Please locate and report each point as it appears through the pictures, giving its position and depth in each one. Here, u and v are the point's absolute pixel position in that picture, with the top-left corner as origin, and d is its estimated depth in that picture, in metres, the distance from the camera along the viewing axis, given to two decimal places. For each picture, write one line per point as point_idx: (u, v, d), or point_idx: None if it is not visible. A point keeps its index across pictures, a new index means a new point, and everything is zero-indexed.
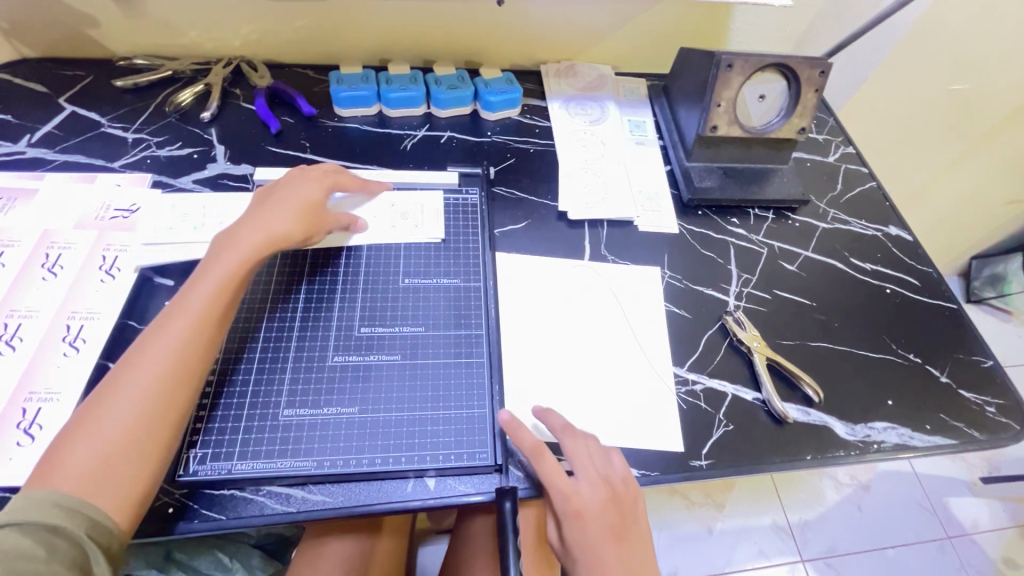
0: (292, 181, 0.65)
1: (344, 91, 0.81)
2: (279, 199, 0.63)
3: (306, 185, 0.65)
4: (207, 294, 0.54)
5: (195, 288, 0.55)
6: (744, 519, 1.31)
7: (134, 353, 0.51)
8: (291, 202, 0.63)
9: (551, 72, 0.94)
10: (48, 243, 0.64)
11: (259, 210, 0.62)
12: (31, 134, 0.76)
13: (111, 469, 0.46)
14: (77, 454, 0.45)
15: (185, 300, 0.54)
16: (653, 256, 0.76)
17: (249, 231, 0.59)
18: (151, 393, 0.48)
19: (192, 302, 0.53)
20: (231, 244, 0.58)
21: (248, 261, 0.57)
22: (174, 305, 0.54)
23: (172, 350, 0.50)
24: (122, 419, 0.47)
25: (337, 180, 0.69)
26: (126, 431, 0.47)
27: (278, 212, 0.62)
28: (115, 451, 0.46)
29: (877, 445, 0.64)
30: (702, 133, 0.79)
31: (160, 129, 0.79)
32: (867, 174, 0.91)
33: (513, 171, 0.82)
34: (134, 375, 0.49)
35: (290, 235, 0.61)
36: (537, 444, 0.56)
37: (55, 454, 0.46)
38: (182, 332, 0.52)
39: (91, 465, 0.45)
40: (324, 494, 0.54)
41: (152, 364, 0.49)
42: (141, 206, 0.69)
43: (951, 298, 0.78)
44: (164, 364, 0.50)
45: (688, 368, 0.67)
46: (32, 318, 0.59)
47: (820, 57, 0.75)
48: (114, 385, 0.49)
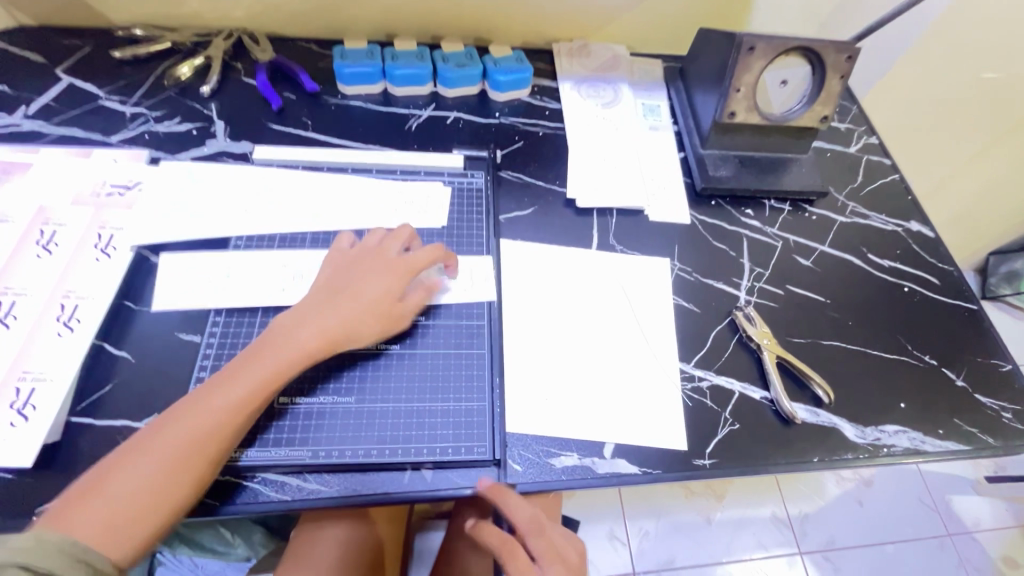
0: (378, 261, 0.60)
1: (347, 67, 0.78)
2: (364, 283, 0.58)
3: (388, 273, 0.59)
4: (265, 381, 0.52)
5: (254, 367, 0.52)
6: (743, 510, 1.31)
7: (180, 412, 0.50)
8: (371, 295, 0.58)
9: (564, 51, 0.90)
10: (43, 219, 0.63)
11: (337, 291, 0.58)
12: (27, 106, 0.74)
13: (125, 522, 0.45)
14: (98, 505, 0.45)
15: (242, 375, 0.52)
16: (662, 247, 0.74)
17: (327, 316, 0.56)
18: (178, 460, 0.47)
19: (246, 382, 0.51)
20: (302, 329, 0.55)
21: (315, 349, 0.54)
22: (231, 372, 0.52)
23: (211, 424, 0.49)
24: (148, 478, 0.46)
25: (419, 258, 0.62)
26: (148, 492, 0.46)
27: (360, 300, 0.57)
28: (131, 509, 0.45)
29: (886, 449, 0.63)
30: (719, 119, 0.76)
31: (159, 103, 0.77)
32: (889, 166, 0.87)
33: (521, 154, 0.80)
34: (174, 436, 0.48)
35: (362, 329, 0.57)
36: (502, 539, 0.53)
37: (78, 495, 0.45)
38: (226, 413, 0.50)
39: (107, 518, 0.45)
40: (319, 482, 0.53)
41: (188, 433, 0.48)
42: (138, 183, 0.68)
43: (971, 298, 0.75)
44: (199, 434, 0.49)
45: (695, 364, 0.65)
46: (26, 296, 0.58)
47: (847, 40, 0.71)
48: (155, 439, 0.48)
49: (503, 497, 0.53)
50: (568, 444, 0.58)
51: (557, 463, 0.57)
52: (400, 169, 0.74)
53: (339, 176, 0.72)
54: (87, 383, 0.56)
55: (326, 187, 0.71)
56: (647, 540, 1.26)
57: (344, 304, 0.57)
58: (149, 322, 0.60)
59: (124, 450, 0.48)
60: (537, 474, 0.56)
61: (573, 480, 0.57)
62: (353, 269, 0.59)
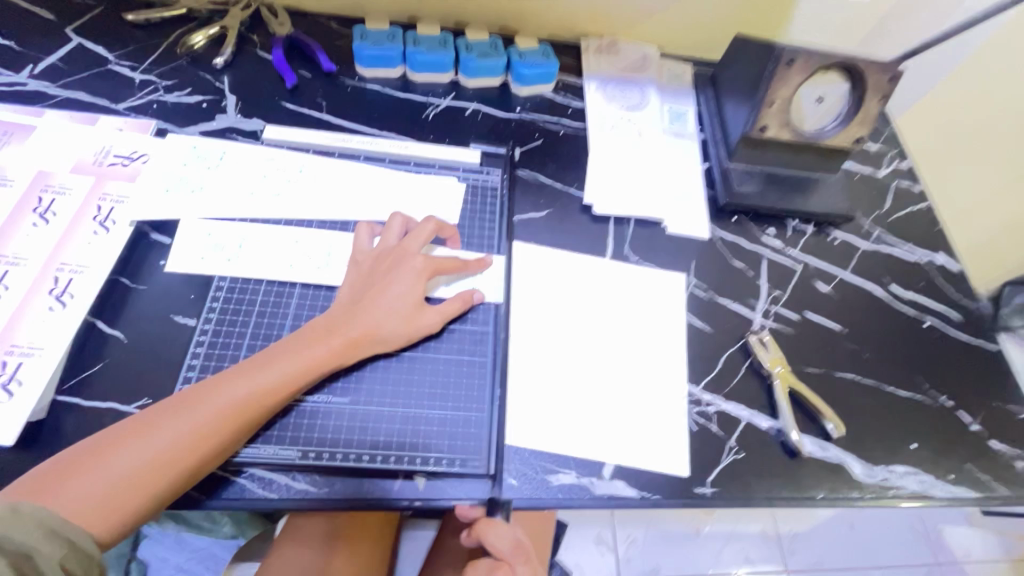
0: (404, 264, 0.58)
1: (367, 48, 0.75)
2: (389, 285, 0.57)
3: (415, 278, 0.58)
4: (280, 376, 0.51)
5: (268, 363, 0.51)
6: (733, 524, 1.29)
7: (189, 396, 0.48)
8: (397, 301, 0.56)
9: (592, 48, 0.87)
10: (42, 186, 0.61)
11: (364, 294, 0.57)
12: (33, 65, 0.71)
13: (116, 502, 0.43)
14: (89, 479, 0.43)
15: (256, 369, 0.50)
16: (679, 261, 0.71)
17: (351, 318, 0.55)
18: (180, 446, 0.46)
19: (260, 377, 0.50)
20: (323, 329, 0.54)
21: (335, 350, 0.53)
22: (246, 365, 0.51)
23: (219, 412, 0.48)
24: (145, 461, 0.45)
25: (441, 262, 0.60)
26: (145, 476, 0.44)
27: (386, 304, 0.56)
28: (121, 489, 0.44)
29: (894, 490, 0.61)
30: (748, 133, 0.73)
31: (170, 72, 0.74)
32: (919, 194, 0.84)
33: (540, 153, 0.77)
34: (180, 419, 0.47)
35: (386, 335, 0.56)
36: None
37: (69, 467, 0.44)
38: (236, 405, 0.48)
39: (95, 495, 0.43)
40: (308, 483, 0.52)
41: (194, 421, 0.47)
42: (142, 155, 0.65)
43: (993, 339, 0.72)
44: (205, 423, 0.47)
45: (703, 388, 0.63)
46: (20, 266, 0.56)
47: (892, 60, 0.67)
48: (158, 421, 0.46)
49: (488, 528, 0.53)
50: (566, 461, 0.56)
51: (554, 481, 0.55)
52: (414, 160, 0.71)
53: (350, 163, 0.69)
54: (77, 361, 0.54)
55: (336, 173, 0.68)
56: (634, 547, 1.25)
57: (372, 305, 0.56)
58: (143, 302, 0.58)
59: (121, 428, 0.46)
60: (531, 490, 0.55)
61: (570, 500, 0.55)
62: (380, 265, 0.58)
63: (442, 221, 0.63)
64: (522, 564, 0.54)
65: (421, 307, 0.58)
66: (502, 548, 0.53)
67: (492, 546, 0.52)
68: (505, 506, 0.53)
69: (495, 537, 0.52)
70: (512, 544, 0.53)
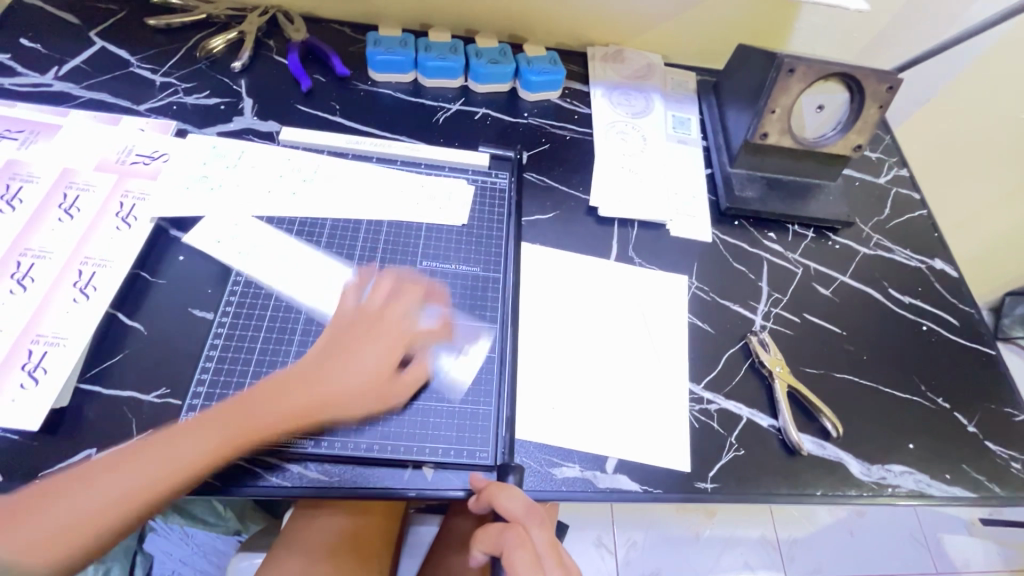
0: (381, 333, 0.57)
1: (380, 54, 0.78)
2: (364, 354, 0.56)
3: (386, 348, 0.56)
4: (239, 433, 0.50)
5: (228, 421, 0.50)
6: (733, 529, 1.30)
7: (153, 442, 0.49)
8: (366, 369, 0.55)
9: (598, 55, 0.89)
10: (67, 183, 0.63)
11: (333, 356, 0.55)
12: (58, 66, 0.73)
13: (65, 542, 0.44)
14: (42, 520, 0.44)
15: (216, 424, 0.50)
16: (682, 264, 0.73)
17: (315, 382, 0.54)
18: (137, 488, 0.46)
19: (221, 432, 0.50)
20: (285, 392, 0.53)
21: (293, 415, 0.52)
22: (209, 416, 0.51)
23: (173, 467, 0.48)
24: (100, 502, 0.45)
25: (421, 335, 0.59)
26: (97, 517, 0.45)
27: (356, 372, 0.55)
28: (68, 530, 0.44)
29: (891, 489, 0.62)
30: (750, 139, 0.75)
31: (189, 75, 0.76)
32: (918, 202, 0.86)
33: (547, 157, 0.79)
34: (137, 467, 0.47)
35: (349, 403, 0.54)
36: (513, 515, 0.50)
37: (27, 504, 0.45)
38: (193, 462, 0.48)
39: (45, 533, 0.44)
40: (320, 471, 0.54)
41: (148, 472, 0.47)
42: (163, 154, 0.67)
43: (990, 343, 0.74)
44: (162, 471, 0.47)
45: (704, 387, 0.65)
46: (46, 259, 0.58)
47: (890, 70, 0.69)
48: (120, 463, 0.47)
49: (499, 490, 0.51)
50: (570, 455, 0.58)
51: (558, 474, 0.57)
52: (424, 162, 0.74)
53: (364, 165, 0.71)
54: (99, 351, 0.56)
55: (349, 174, 0.70)
56: (635, 550, 1.26)
57: (341, 372, 0.54)
58: (163, 296, 0.60)
59: (85, 465, 0.47)
60: (537, 482, 0.56)
61: (574, 492, 0.56)
62: (357, 330, 0.57)
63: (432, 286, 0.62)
64: (540, 535, 0.50)
65: (393, 378, 0.56)
66: (516, 512, 0.50)
67: (505, 509, 0.50)
68: (517, 471, 0.54)
69: (507, 499, 0.50)
70: (528, 509, 0.50)
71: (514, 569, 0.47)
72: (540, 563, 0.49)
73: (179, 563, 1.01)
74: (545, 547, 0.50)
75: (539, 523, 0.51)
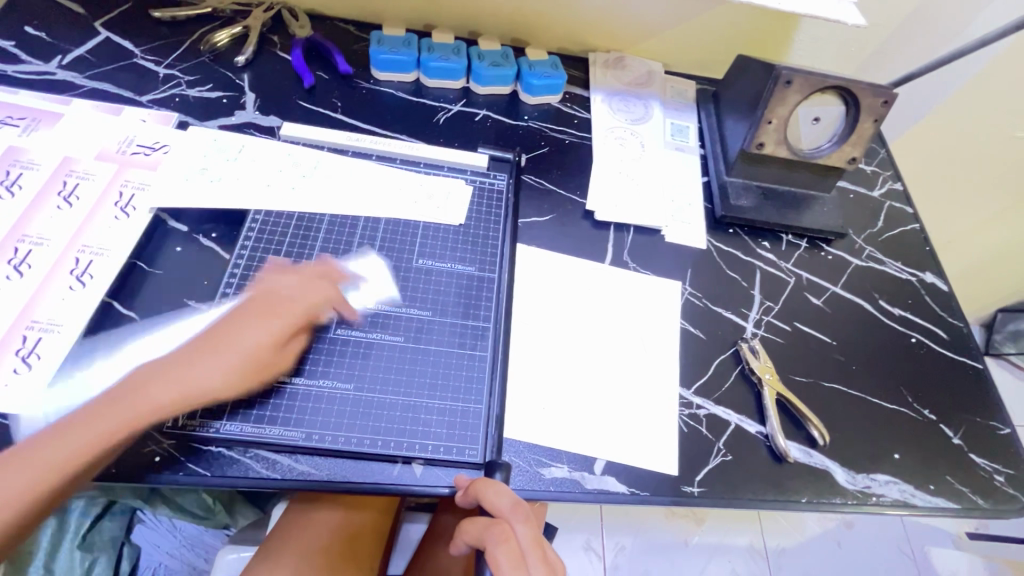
0: (275, 306, 0.57)
1: (383, 53, 0.79)
2: (259, 325, 0.55)
3: (277, 322, 0.56)
4: (124, 419, 0.48)
5: (106, 409, 0.48)
6: (721, 536, 1.31)
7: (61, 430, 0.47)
8: (249, 347, 0.54)
9: (599, 61, 0.90)
10: (67, 171, 0.63)
11: (217, 340, 0.54)
12: (62, 55, 0.74)
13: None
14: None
15: (104, 411, 0.48)
16: (675, 269, 0.74)
17: (195, 364, 0.52)
18: (43, 474, 0.45)
19: (111, 415, 0.48)
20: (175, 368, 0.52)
21: (179, 395, 0.51)
22: (82, 412, 0.48)
23: (62, 454, 0.46)
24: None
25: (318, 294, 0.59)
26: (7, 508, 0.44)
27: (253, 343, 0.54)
28: None
29: (875, 498, 0.63)
30: (747, 148, 0.76)
31: (193, 68, 0.77)
32: (911, 215, 0.87)
33: (545, 160, 0.79)
34: (20, 466, 0.45)
35: (232, 384, 0.53)
36: (499, 511, 0.50)
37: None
38: (81, 444, 0.47)
39: None
40: (309, 464, 0.54)
41: (35, 468, 0.45)
42: (163, 145, 0.68)
43: (977, 357, 0.75)
44: (58, 463, 0.46)
45: (694, 392, 0.65)
46: (44, 246, 0.58)
47: (885, 85, 0.70)
48: (12, 462, 0.45)
49: (485, 484, 0.51)
50: (559, 456, 0.58)
51: (547, 474, 0.57)
52: (424, 162, 0.74)
53: (363, 162, 0.72)
54: (93, 338, 0.56)
55: (348, 171, 0.71)
56: (623, 555, 1.26)
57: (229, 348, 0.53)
58: (159, 286, 0.60)
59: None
60: (526, 482, 0.57)
61: (561, 492, 0.57)
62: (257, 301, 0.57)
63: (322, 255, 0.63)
64: (525, 533, 0.50)
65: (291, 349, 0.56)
66: (501, 507, 0.50)
67: (490, 504, 0.50)
68: (504, 468, 0.54)
69: (493, 494, 0.50)
70: (513, 506, 0.50)
71: (494, 564, 0.48)
72: (525, 560, 0.49)
73: (167, 555, 1.01)
74: (529, 544, 0.50)
75: (524, 521, 0.50)
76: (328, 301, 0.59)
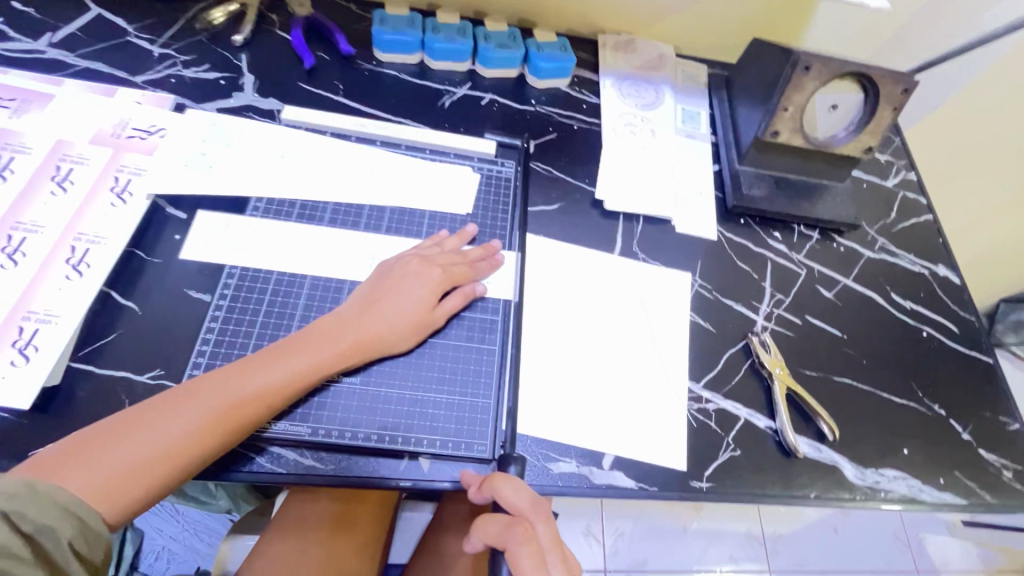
0: (417, 275, 0.59)
1: (386, 33, 0.76)
2: (402, 295, 0.58)
3: (430, 282, 0.59)
4: (289, 373, 0.51)
5: (255, 369, 0.51)
6: (721, 523, 1.31)
7: (204, 385, 0.49)
8: (409, 308, 0.57)
9: (609, 44, 0.87)
10: (60, 155, 0.61)
11: (376, 298, 0.58)
12: (52, 33, 0.71)
13: (126, 485, 0.44)
14: (96, 462, 0.44)
15: (272, 361, 0.51)
16: (686, 261, 0.72)
17: (361, 322, 0.56)
18: (212, 419, 0.47)
19: (281, 365, 0.51)
20: (324, 336, 0.54)
21: (342, 352, 0.54)
22: (245, 363, 0.51)
23: (228, 401, 0.48)
24: (159, 444, 0.46)
25: (454, 272, 0.61)
26: (177, 450, 0.46)
27: (399, 310, 0.57)
28: (129, 475, 0.44)
29: (883, 493, 0.62)
30: (761, 137, 0.74)
31: (189, 47, 0.74)
32: (925, 206, 0.85)
33: (553, 147, 0.77)
34: (184, 410, 0.47)
35: (396, 338, 0.57)
36: (516, 510, 0.50)
37: (80, 449, 0.44)
38: (246, 391, 0.49)
39: (103, 479, 0.43)
40: (314, 459, 0.53)
41: (199, 414, 0.47)
42: (160, 129, 0.66)
43: (988, 351, 0.74)
44: (223, 407, 0.48)
45: (704, 386, 0.64)
46: (38, 233, 0.56)
47: (907, 71, 0.67)
48: (170, 409, 0.47)
49: (503, 482, 0.51)
50: (567, 450, 0.58)
51: (555, 468, 0.57)
52: (429, 148, 0.72)
53: (366, 148, 0.70)
54: (92, 330, 0.55)
55: (350, 157, 0.69)
56: (622, 541, 1.27)
57: (375, 316, 0.56)
58: (158, 275, 0.59)
59: (146, 406, 0.47)
60: (533, 477, 0.56)
61: (569, 487, 0.56)
62: (392, 269, 0.60)
63: (445, 233, 0.65)
64: (544, 530, 0.52)
65: (429, 319, 0.59)
66: (521, 506, 0.51)
67: (510, 503, 0.50)
68: (517, 463, 0.53)
69: (512, 493, 0.50)
70: (532, 504, 0.51)
71: (516, 562, 0.49)
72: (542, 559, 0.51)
73: (170, 539, 1.02)
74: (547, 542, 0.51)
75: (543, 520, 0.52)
76: (467, 277, 0.62)
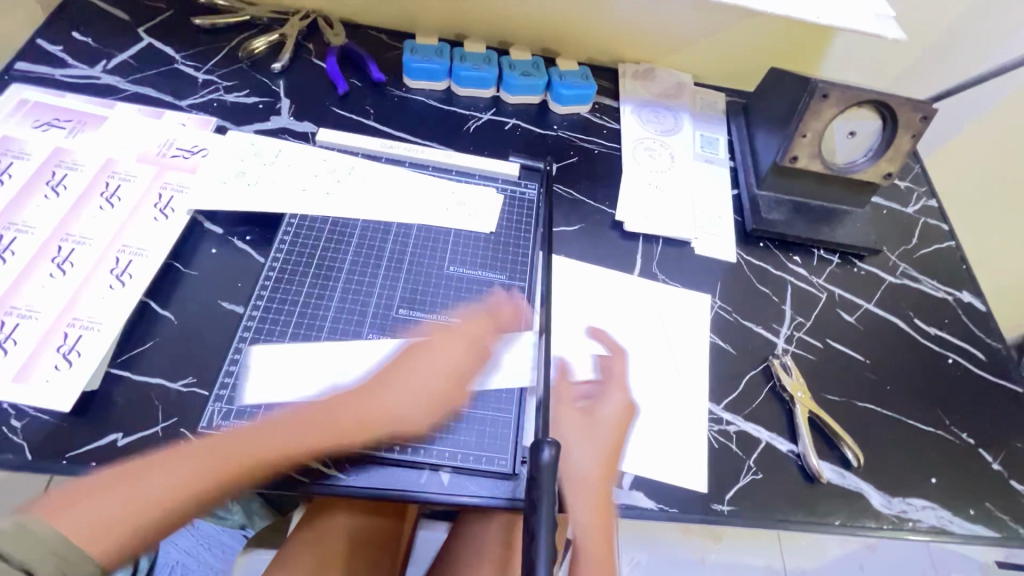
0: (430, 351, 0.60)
1: (416, 61, 0.80)
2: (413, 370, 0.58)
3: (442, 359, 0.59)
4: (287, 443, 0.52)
5: (258, 438, 0.52)
6: (741, 556, 1.27)
7: (202, 446, 0.51)
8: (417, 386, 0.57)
9: (629, 72, 0.90)
10: (109, 172, 0.65)
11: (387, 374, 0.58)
12: (107, 60, 0.76)
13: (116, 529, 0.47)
14: (94, 505, 0.47)
15: (276, 430, 0.53)
16: (705, 282, 0.73)
17: (368, 400, 0.56)
18: (202, 477, 0.50)
19: (281, 436, 0.53)
20: (328, 413, 0.54)
21: (343, 431, 0.54)
22: (249, 428, 0.53)
23: (220, 463, 0.50)
24: (150, 496, 0.48)
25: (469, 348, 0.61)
26: (165, 501, 0.48)
27: (409, 387, 0.57)
28: (118, 521, 0.47)
29: (911, 523, 0.61)
30: (779, 161, 0.75)
31: (231, 73, 0.78)
32: (947, 232, 0.85)
33: (575, 170, 0.79)
34: (178, 467, 0.50)
35: (403, 421, 0.56)
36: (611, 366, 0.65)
37: (83, 491, 0.48)
38: (241, 456, 0.51)
39: (97, 522, 0.46)
40: (337, 468, 0.54)
41: (189, 471, 0.50)
42: (202, 149, 0.69)
43: (1017, 380, 0.72)
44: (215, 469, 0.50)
45: (724, 407, 0.64)
46: (85, 245, 0.60)
47: (925, 100, 0.69)
48: (167, 465, 0.50)
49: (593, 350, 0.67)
50: None
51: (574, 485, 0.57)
52: (455, 169, 0.74)
53: (395, 168, 0.73)
54: (131, 337, 0.57)
55: (380, 178, 0.71)
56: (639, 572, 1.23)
57: (384, 393, 0.57)
58: (195, 287, 0.61)
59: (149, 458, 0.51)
60: None
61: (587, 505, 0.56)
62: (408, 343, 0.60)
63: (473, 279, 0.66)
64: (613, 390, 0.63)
65: (442, 396, 0.58)
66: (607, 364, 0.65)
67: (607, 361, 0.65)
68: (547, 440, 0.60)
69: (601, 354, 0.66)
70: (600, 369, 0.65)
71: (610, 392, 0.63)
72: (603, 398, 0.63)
73: (183, 554, 1.02)
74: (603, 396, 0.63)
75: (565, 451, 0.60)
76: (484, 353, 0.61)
